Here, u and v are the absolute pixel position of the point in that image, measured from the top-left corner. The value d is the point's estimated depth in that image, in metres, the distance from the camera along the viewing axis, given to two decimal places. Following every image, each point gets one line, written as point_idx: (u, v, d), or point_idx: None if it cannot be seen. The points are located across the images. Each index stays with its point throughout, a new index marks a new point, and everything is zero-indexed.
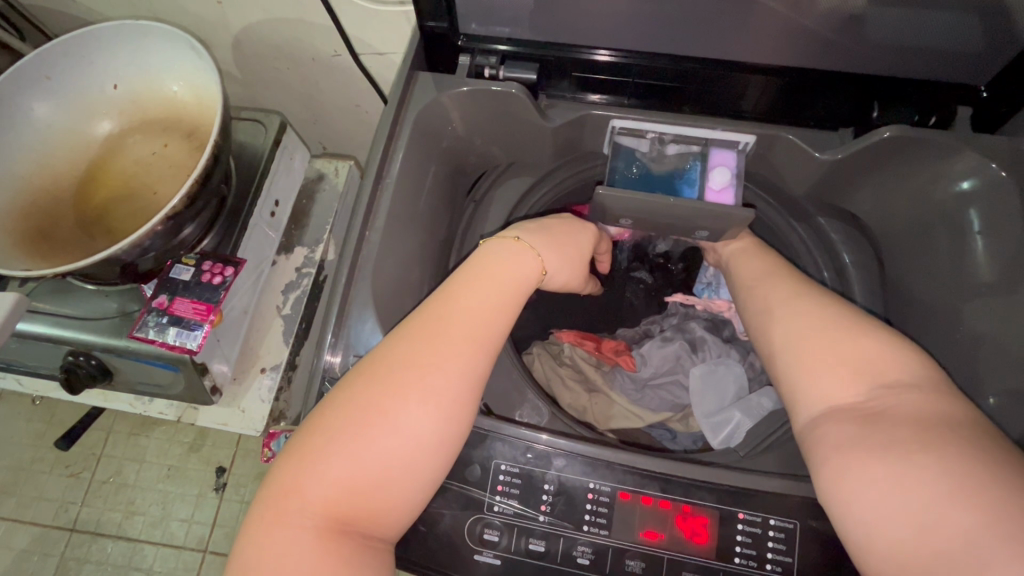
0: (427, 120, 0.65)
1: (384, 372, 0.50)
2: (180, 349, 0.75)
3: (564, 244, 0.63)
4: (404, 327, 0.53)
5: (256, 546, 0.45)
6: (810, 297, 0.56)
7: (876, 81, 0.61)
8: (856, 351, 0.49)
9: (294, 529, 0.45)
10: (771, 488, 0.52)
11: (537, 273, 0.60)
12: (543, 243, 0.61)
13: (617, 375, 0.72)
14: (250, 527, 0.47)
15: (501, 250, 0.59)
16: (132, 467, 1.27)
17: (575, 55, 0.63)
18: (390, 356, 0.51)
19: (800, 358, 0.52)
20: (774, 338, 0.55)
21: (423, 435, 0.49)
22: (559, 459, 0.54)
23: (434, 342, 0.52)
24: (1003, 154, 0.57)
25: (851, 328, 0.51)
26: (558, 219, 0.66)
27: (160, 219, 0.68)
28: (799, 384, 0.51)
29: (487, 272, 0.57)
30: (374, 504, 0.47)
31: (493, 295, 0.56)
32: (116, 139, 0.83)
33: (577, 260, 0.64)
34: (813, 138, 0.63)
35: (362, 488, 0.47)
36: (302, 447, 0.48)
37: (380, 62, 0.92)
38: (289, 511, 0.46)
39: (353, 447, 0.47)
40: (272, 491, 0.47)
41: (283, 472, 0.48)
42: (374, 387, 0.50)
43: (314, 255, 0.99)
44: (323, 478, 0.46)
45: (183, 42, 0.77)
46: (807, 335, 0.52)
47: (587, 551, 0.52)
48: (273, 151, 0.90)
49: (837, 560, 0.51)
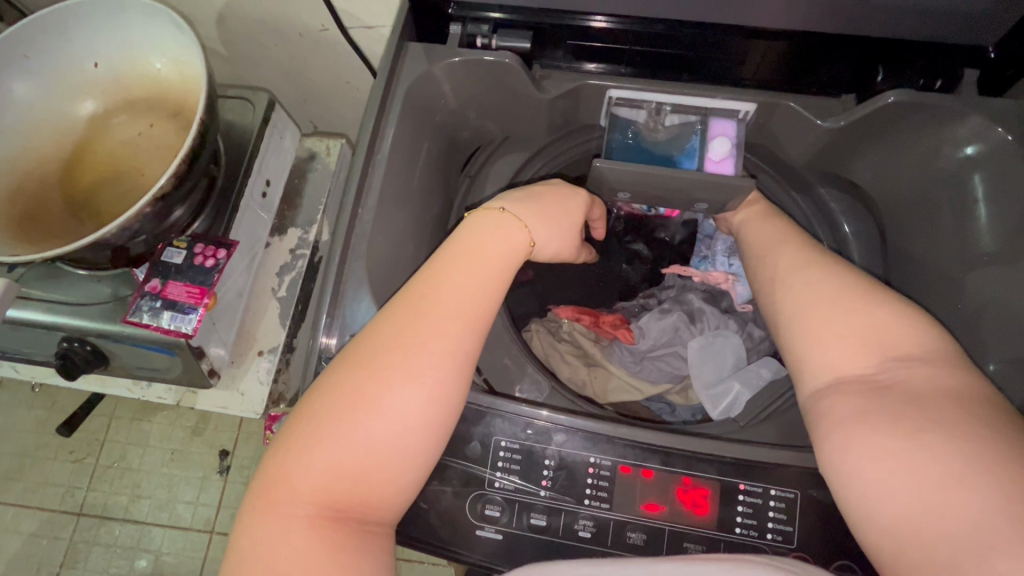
0: (419, 94, 0.63)
1: (370, 355, 0.50)
2: (176, 333, 0.74)
3: (554, 215, 0.62)
4: (390, 308, 0.52)
5: (251, 535, 0.45)
6: (817, 267, 0.55)
7: (883, 43, 0.59)
8: (861, 320, 0.49)
9: (288, 516, 0.45)
10: (771, 459, 0.53)
11: (526, 245, 0.59)
12: (532, 215, 0.60)
13: (616, 348, 0.72)
14: (245, 516, 0.46)
15: (484, 223, 0.58)
16: (136, 452, 1.28)
17: (573, 22, 0.61)
18: (376, 339, 0.51)
19: (809, 327, 0.51)
20: (782, 307, 0.55)
21: (414, 416, 0.48)
22: (559, 435, 0.54)
23: (420, 321, 0.51)
24: (1010, 119, 0.56)
25: (854, 299, 0.50)
26: (548, 187, 0.64)
27: (148, 202, 0.67)
28: (808, 354, 0.50)
29: (474, 248, 0.56)
30: (365, 487, 0.47)
31: (480, 271, 0.55)
32: (100, 120, 0.81)
33: (569, 233, 0.63)
34: (815, 105, 0.62)
35: (354, 471, 0.46)
36: (293, 434, 0.48)
37: (369, 35, 0.89)
38: (283, 498, 0.46)
39: (342, 432, 0.47)
40: (264, 478, 0.47)
41: (274, 460, 0.48)
42: (360, 369, 0.49)
43: (308, 236, 0.97)
44: (314, 464, 0.46)
45: (162, 16, 0.74)
46: (814, 305, 0.52)
47: (588, 524, 0.53)
48: (262, 129, 0.88)
49: (836, 528, 0.51)
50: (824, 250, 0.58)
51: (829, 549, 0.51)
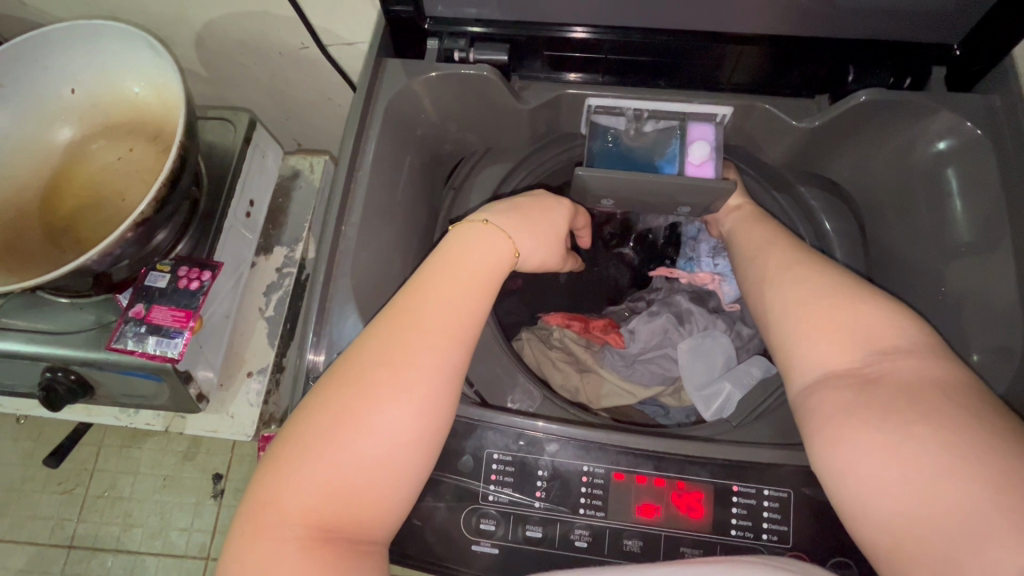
0: (399, 109, 0.64)
1: (355, 372, 0.49)
2: (162, 358, 0.74)
3: (538, 224, 0.62)
4: (376, 324, 0.52)
5: (241, 560, 0.44)
6: (803, 264, 0.56)
7: (851, 43, 0.60)
8: (846, 315, 0.50)
9: (277, 541, 0.44)
10: (763, 459, 0.53)
11: (511, 256, 0.59)
12: (515, 224, 0.60)
13: (606, 352, 0.72)
14: (234, 541, 0.46)
15: (469, 235, 0.58)
16: (126, 480, 1.26)
17: (548, 33, 0.62)
18: (361, 356, 0.50)
19: (797, 324, 0.52)
20: (772, 304, 0.55)
21: (403, 433, 0.48)
22: (551, 444, 0.54)
23: (407, 336, 0.51)
24: (978, 112, 0.57)
25: (839, 294, 0.51)
26: (530, 198, 0.64)
27: (129, 227, 0.66)
28: (797, 349, 0.51)
29: (459, 261, 0.56)
30: (356, 504, 0.46)
31: (465, 283, 0.55)
32: (79, 146, 0.80)
33: (554, 240, 0.63)
34: (790, 106, 0.63)
35: (344, 491, 0.46)
36: (280, 456, 0.47)
37: (348, 52, 0.90)
38: (272, 521, 0.45)
39: (330, 453, 0.46)
40: (252, 502, 0.46)
41: (262, 483, 0.47)
42: (347, 387, 0.49)
43: (295, 254, 0.97)
44: (301, 486, 0.46)
45: (137, 39, 0.73)
46: (802, 301, 0.52)
47: (585, 534, 0.52)
48: (244, 149, 0.88)
49: (830, 523, 0.51)
50: (807, 249, 0.59)
51: (826, 546, 0.51)
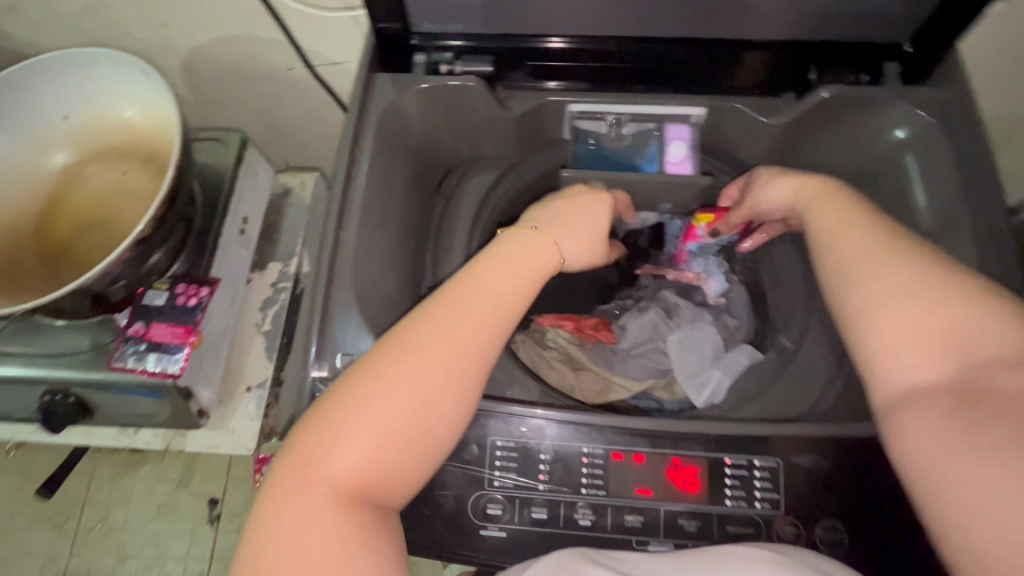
0: (390, 121, 0.67)
1: (412, 347, 0.50)
2: (163, 374, 0.74)
3: (582, 229, 0.63)
4: (434, 304, 0.53)
5: (277, 513, 0.44)
6: (885, 239, 0.52)
7: (811, 44, 0.64)
8: (903, 280, 0.49)
9: (317, 500, 0.44)
10: (752, 432, 0.55)
11: (557, 259, 0.60)
12: (561, 229, 0.62)
13: (600, 349, 0.74)
14: (270, 493, 0.45)
15: (521, 237, 0.60)
16: (120, 510, 1.24)
17: (530, 45, 0.66)
18: (419, 333, 0.51)
19: (883, 304, 0.48)
20: (852, 279, 0.51)
21: (450, 415, 0.50)
22: (552, 428, 0.56)
23: (463, 320, 0.52)
24: (929, 103, 0.62)
25: (931, 278, 0.48)
26: (573, 195, 0.64)
27: (128, 245, 0.68)
28: (884, 331, 0.47)
29: (513, 255, 0.58)
30: (395, 476, 0.48)
31: (519, 279, 0.57)
32: (73, 171, 0.82)
33: (596, 242, 0.64)
34: (759, 104, 0.66)
35: (390, 462, 0.47)
36: (328, 418, 0.47)
37: (336, 72, 0.93)
38: (316, 480, 0.45)
39: (382, 425, 0.47)
40: (295, 458, 0.46)
41: (306, 441, 0.47)
42: (403, 362, 0.49)
43: (289, 269, 0.98)
44: (349, 451, 0.46)
45: (130, 65, 0.75)
46: (890, 279, 0.49)
47: (588, 512, 0.54)
48: (236, 168, 0.90)
49: (821, 490, 0.54)
50: (879, 222, 0.54)
51: (818, 512, 0.53)
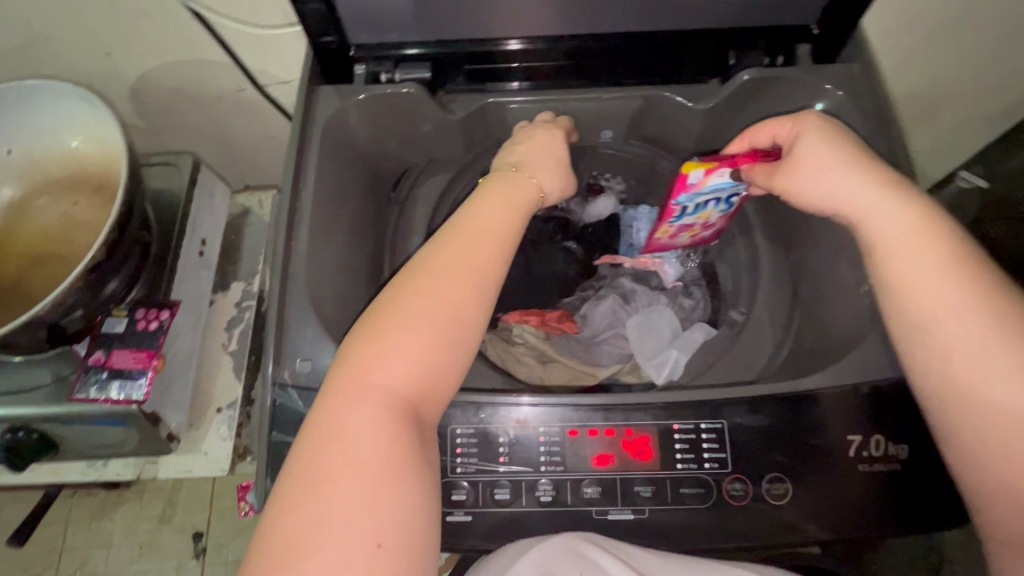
0: (335, 132, 0.68)
1: (433, 270, 0.53)
2: (127, 402, 0.74)
3: (552, 158, 0.66)
4: (446, 233, 0.57)
5: (326, 431, 0.47)
6: (927, 240, 0.54)
7: (727, 31, 0.68)
8: (950, 285, 0.52)
9: (368, 412, 0.47)
10: (697, 396, 0.58)
11: (539, 192, 0.64)
12: (538, 166, 0.65)
13: (564, 340, 0.77)
14: (319, 417, 0.48)
15: (510, 176, 0.63)
16: (99, 554, 1.21)
17: (467, 49, 0.68)
18: (436, 259, 0.54)
19: (937, 309, 0.52)
20: (905, 281, 0.53)
21: (477, 322, 0.53)
22: (507, 410, 0.57)
23: (475, 241, 0.56)
24: (840, 79, 0.67)
25: (968, 280, 0.52)
26: (530, 135, 0.67)
27: (80, 273, 0.68)
28: (940, 335, 0.51)
29: (512, 189, 0.62)
30: (433, 386, 0.50)
31: (518, 206, 0.61)
32: (21, 204, 0.82)
33: (564, 167, 0.67)
34: (688, 92, 0.70)
35: (425, 373, 0.50)
36: (365, 341, 0.50)
37: (286, 90, 0.95)
38: (363, 394, 0.48)
39: (416, 338, 0.50)
40: (338, 383, 0.49)
41: (347, 366, 0.49)
42: (426, 283, 0.52)
43: (252, 287, 0.98)
44: (392, 365, 0.49)
45: (71, 95, 0.75)
46: (937, 285, 0.52)
47: (548, 488, 0.56)
48: (190, 190, 0.90)
49: (766, 445, 0.57)
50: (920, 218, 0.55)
51: (764, 466, 0.57)
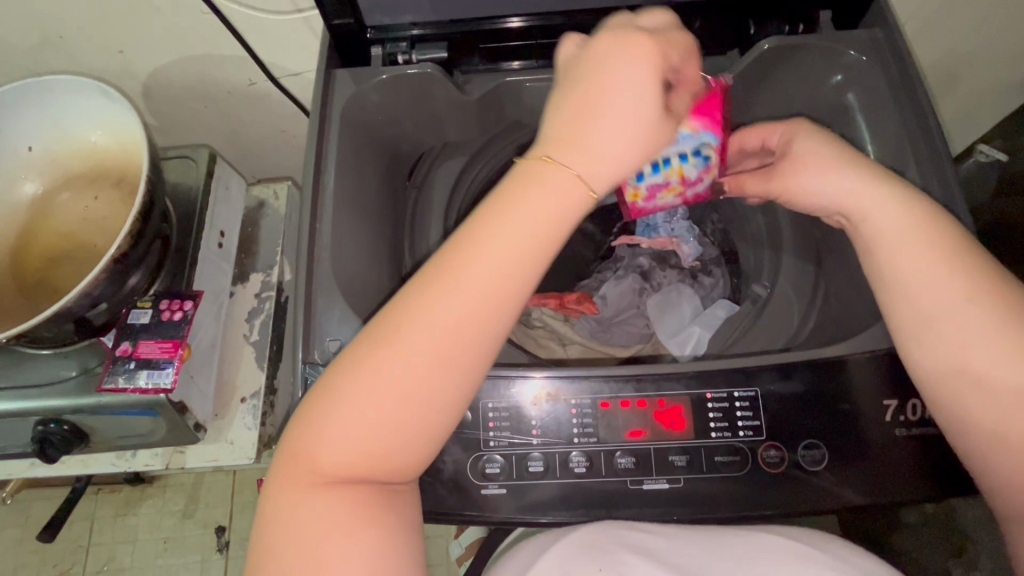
0: (353, 115, 0.68)
1: (396, 336, 0.46)
2: (155, 390, 0.75)
3: (622, 139, 0.48)
4: (424, 279, 0.47)
5: (274, 497, 0.47)
6: (921, 223, 0.53)
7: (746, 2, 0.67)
8: (941, 267, 0.51)
9: (309, 488, 0.46)
10: (730, 365, 0.57)
11: (585, 194, 0.48)
12: (587, 152, 0.48)
13: (584, 321, 0.76)
14: (269, 480, 0.48)
15: (529, 174, 0.48)
16: (126, 549, 1.23)
17: (483, 27, 0.68)
18: (405, 318, 0.46)
19: (926, 281, 0.51)
20: (898, 260, 0.53)
21: (443, 398, 0.47)
22: (538, 384, 0.57)
23: (452, 301, 0.46)
24: (864, 45, 0.66)
25: (960, 261, 0.51)
26: (592, 93, 0.49)
27: (107, 263, 0.69)
28: (930, 306, 0.51)
29: (526, 201, 0.47)
30: (384, 463, 0.47)
31: (529, 238, 0.47)
32: (44, 200, 0.82)
33: (647, 145, 0.49)
34: (706, 65, 0.69)
35: (374, 451, 0.46)
36: (315, 406, 0.47)
37: (298, 81, 0.95)
38: (304, 467, 0.47)
39: (367, 416, 0.46)
40: (288, 447, 0.48)
41: (298, 429, 0.48)
42: (385, 351, 0.46)
43: (271, 278, 0.99)
44: (335, 445, 0.46)
45: (89, 89, 0.76)
46: (929, 262, 0.52)
47: (582, 460, 0.56)
48: (208, 183, 0.91)
49: (800, 412, 0.57)
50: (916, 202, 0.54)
51: (799, 433, 0.56)
